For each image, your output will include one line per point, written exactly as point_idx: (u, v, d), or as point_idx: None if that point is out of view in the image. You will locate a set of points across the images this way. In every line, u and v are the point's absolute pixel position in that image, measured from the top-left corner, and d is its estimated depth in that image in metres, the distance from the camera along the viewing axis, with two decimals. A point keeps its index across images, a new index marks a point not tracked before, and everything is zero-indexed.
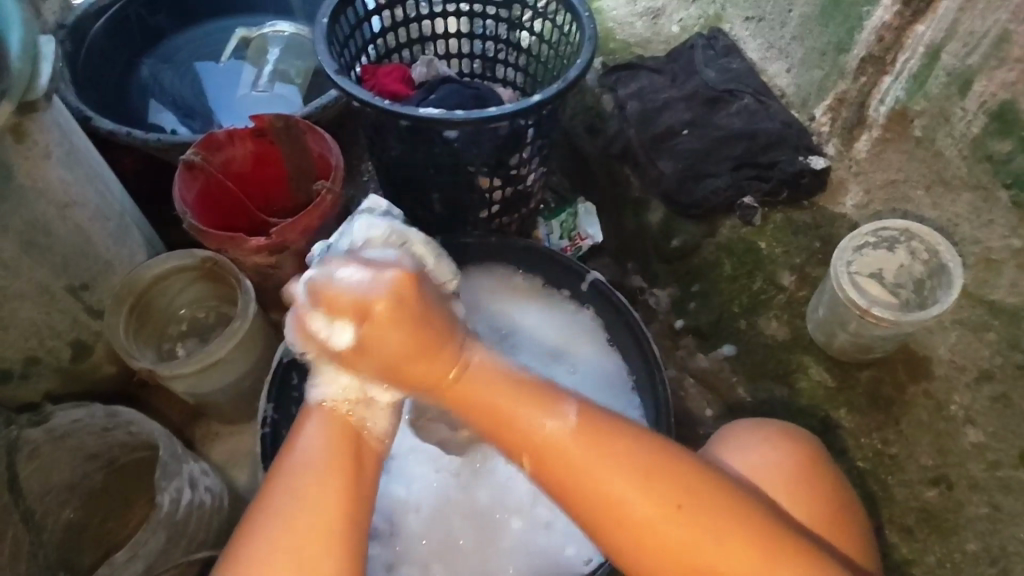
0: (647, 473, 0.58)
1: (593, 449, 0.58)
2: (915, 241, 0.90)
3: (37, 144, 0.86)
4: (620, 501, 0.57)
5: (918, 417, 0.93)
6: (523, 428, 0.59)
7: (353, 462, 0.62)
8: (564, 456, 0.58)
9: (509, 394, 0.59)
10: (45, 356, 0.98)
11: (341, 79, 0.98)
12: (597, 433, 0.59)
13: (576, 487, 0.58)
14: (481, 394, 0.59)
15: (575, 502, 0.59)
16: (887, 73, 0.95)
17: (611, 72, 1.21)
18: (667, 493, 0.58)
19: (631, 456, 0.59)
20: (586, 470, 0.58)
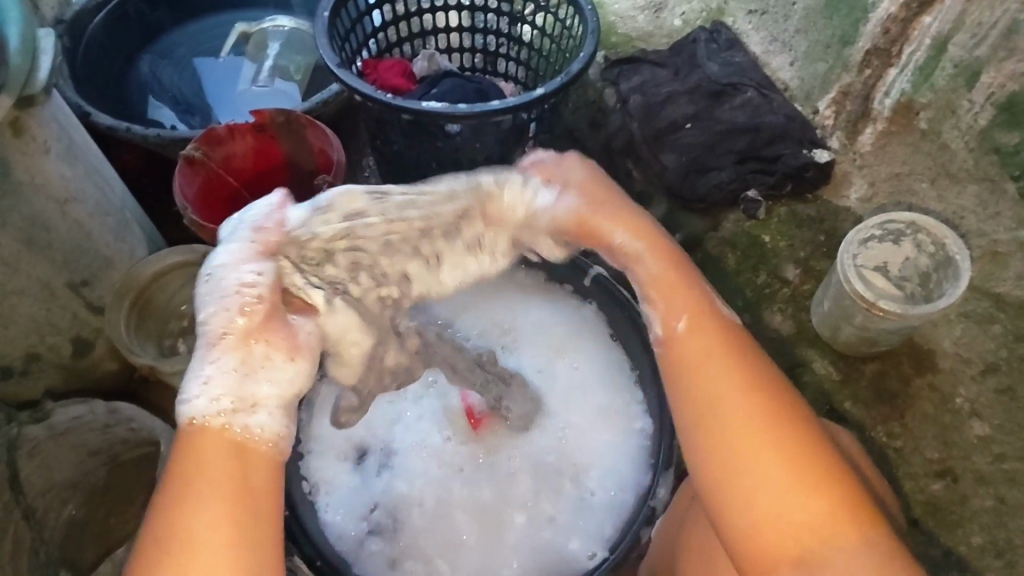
0: (762, 384, 0.58)
1: (716, 344, 0.61)
2: (921, 233, 0.90)
3: (35, 140, 0.85)
4: (734, 408, 0.57)
5: (923, 410, 0.93)
6: (681, 303, 0.64)
7: (239, 475, 0.54)
8: (686, 340, 0.62)
9: (682, 278, 0.66)
10: (46, 353, 0.97)
11: (344, 74, 0.97)
12: (712, 342, 0.61)
13: (694, 369, 0.60)
14: (647, 269, 0.66)
15: (681, 385, 0.60)
16: (893, 66, 0.95)
17: (614, 66, 1.20)
18: (775, 404, 0.57)
19: (743, 374, 0.59)
20: (705, 360, 0.60)
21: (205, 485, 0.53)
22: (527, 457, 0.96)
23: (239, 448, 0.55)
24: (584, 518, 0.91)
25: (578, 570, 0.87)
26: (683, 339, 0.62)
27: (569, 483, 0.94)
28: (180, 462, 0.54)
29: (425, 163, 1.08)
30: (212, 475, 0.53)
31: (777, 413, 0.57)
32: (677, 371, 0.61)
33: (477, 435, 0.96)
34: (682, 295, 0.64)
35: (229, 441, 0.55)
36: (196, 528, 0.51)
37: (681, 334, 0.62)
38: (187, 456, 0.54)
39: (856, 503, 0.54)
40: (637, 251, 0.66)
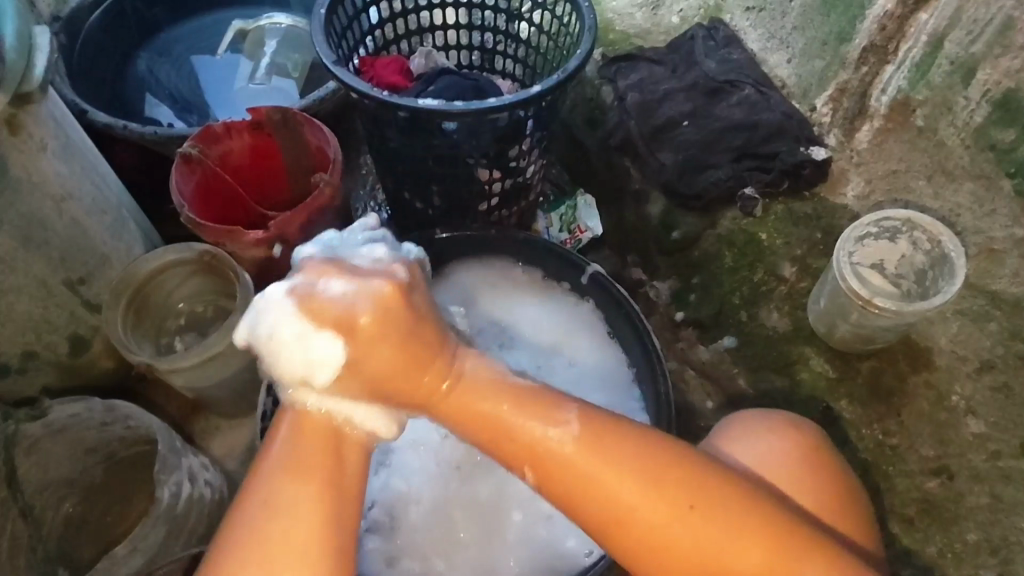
0: (653, 477, 0.57)
1: (597, 454, 0.57)
2: (917, 231, 0.90)
3: (32, 137, 0.85)
4: (633, 512, 0.56)
5: (919, 408, 0.93)
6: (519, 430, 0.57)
7: (331, 461, 0.58)
8: (568, 467, 0.57)
9: (512, 401, 0.58)
10: (42, 351, 0.97)
11: (340, 71, 0.97)
12: (596, 437, 0.58)
13: (586, 493, 0.57)
14: (475, 410, 0.59)
15: (575, 503, 0.58)
16: (889, 63, 0.95)
17: (611, 63, 1.20)
18: (682, 486, 0.57)
19: (640, 462, 0.57)
20: (596, 480, 0.57)
21: (304, 474, 0.57)
22: None
23: (332, 439, 0.59)
24: None
25: (575, 568, 0.88)
26: (572, 451, 0.57)
27: None
28: (290, 446, 0.58)
29: (421, 160, 1.08)
30: (315, 471, 0.57)
31: (680, 500, 0.56)
32: (573, 488, 0.57)
33: None
34: (537, 399, 0.59)
35: (327, 429, 0.59)
36: (288, 517, 0.55)
37: (567, 455, 0.57)
38: (290, 444, 0.58)
39: (781, 537, 0.57)
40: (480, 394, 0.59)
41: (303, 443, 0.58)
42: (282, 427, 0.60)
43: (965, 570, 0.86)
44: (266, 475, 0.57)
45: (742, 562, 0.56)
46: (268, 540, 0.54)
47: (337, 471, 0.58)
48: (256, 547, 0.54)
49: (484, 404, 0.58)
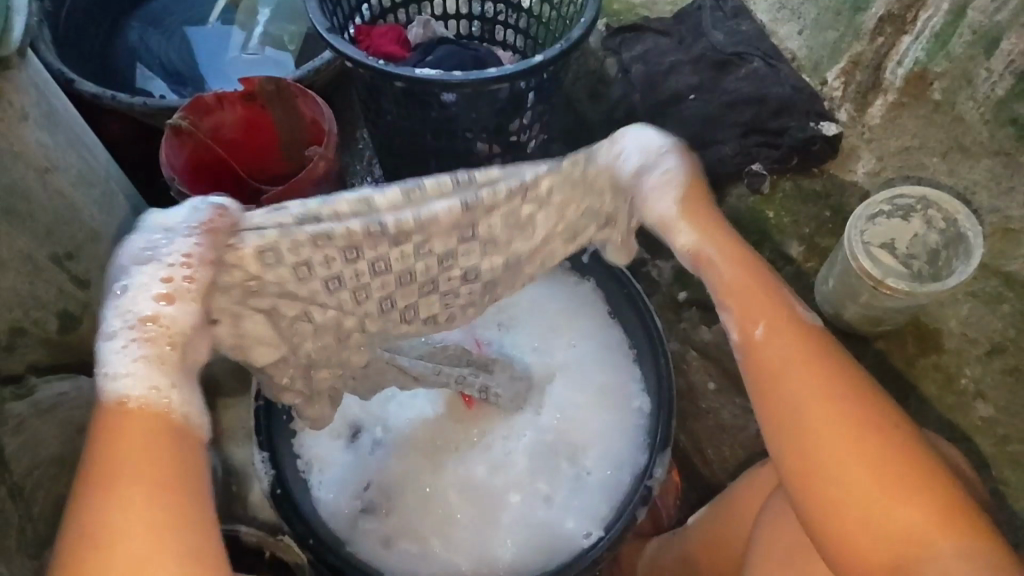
0: (857, 395, 0.57)
1: (802, 349, 0.58)
2: (932, 209, 0.87)
3: (13, 105, 0.81)
4: (820, 420, 0.56)
5: (927, 392, 0.90)
6: (773, 305, 0.60)
7: (169, 446, 0.50)
8: (773, 347, 0.59)
9: (759, 280, 0.61)
10: (30, 327, 0.94)
11: (332, 38, 0.93)
12: (821, 344, 0.59)
13: (778, 378, 0.58)
14: (729, 280, 0.61)
15: (772, 388, 0.58)
16: (906, 34, 0.92)
17: (615, 34, 1.16)
18: (877, 420, 0.56)
19: (839, 384, 0.57)
20: (787, 370, 0.58)
21: (126, 473, 0.48)
22: (537, 434, 0.95)
23: (151, 426, 0.50)
24: (581, 496, 0.91)
25: (573, 548, 0.86)
26: (775, 343, 0.59)
27: (566, 461, 0.93)
28: (100, 450, 0.49)
29: (418, 132, 1.04)
30: (139, 472, 0.48)
31: (871, 419, 0.56)
32: (757, 373, 0.59)
33: (470, 414, 0.94)
34: (765, 299, 0.60)
35: (151, 419, 0.50)
36: (114, 509, 0.47)
37: (767, 343, 0.59)
38: (106, 448, 0.49)
39: (959, 506, 0.54)
40: (727, 269, 0.61)
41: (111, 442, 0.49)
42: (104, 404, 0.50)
43: None
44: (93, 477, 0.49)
45: (906, 506, 0.54)
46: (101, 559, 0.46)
47: (160, 464, 0.49)
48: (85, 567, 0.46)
49: (719, 275, 0.61)
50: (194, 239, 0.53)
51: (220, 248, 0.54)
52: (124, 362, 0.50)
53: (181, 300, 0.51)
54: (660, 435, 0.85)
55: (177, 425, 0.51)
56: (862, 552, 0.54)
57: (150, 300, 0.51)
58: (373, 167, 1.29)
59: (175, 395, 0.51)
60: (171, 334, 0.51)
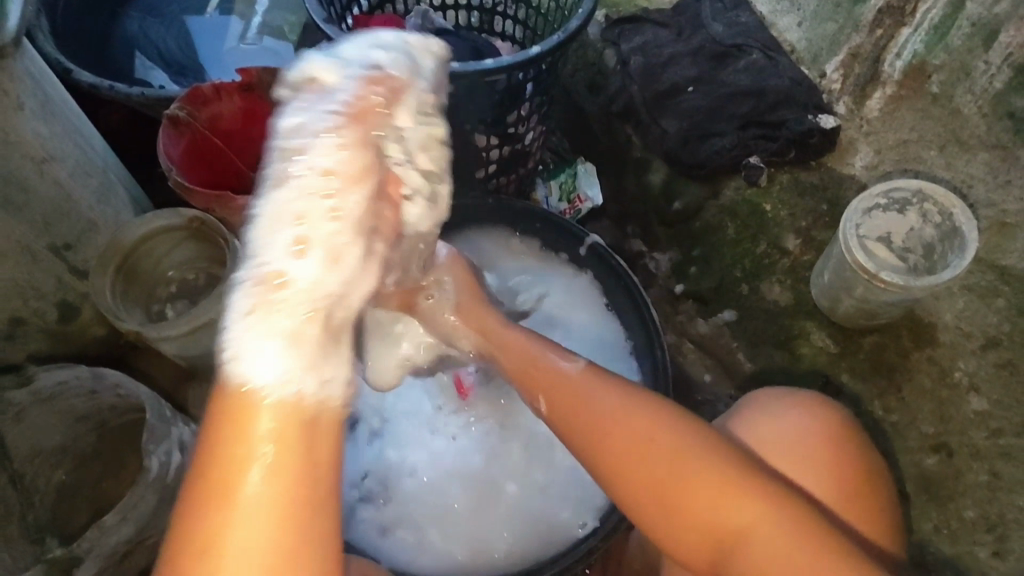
0: (636, 414, 0.63)
1: (575, 393, 0.66)
2: (927, 203, 0.87)
3: (7, 95, 0.80)
4: (620, 441, 0.62)
5: (921, 383, 0.92)
6: (544, 366, 0.69)
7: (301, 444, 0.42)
8: (556, 398, 0.67)
9: (530, 351, 0.72)
10: (30, 317, 0.96)
11: (328, 29, 0.93)
12: (601, 378, 0.67)
13: (571, 426, 0.65)
14: (520, 354, 0.72)
15: (574, 437, 0.65)
16: (905, 25, 0.91)
17: (615, 25, 1.16)
18: (659, 425, 0.62)
19: (624, 407, 0.64)
20: (575, 419, 0.65)
21: (254, 477, 0.40)
22: (519, 432, 0.95)
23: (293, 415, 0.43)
24: (577, 487, 0.91)
25: (569, 539, 0.87)
26: (569, 388, 0.66)
27: (562, 452, 0.94)
28: (216, 442, 0.41)
29: None
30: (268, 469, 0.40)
31: (653, 430, 0.62)
32: (562, 423, 0.66)
33: (467, 407, 0.97)
34: (543, 359, 0.70)
35: (286, 419, 0.43)
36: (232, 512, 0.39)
37: (548, 400, 0.67)
38: (223, 433, 0.41)
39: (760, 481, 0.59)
40: (503, 347, 0.73)
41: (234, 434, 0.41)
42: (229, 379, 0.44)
43: (961, 546, 0.86)
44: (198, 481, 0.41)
45: (706, 493, 0.59)
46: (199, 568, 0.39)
47: (295, 459, 0.42)
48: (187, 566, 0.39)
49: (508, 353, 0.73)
50: (330, 122, 0.48)
51: (369, 148, 0.49)
52: (249, 320, 0.46)
53: (340, 195, 0.48)
54: None
55: (313, 418, 0.44)
56: (693, 548, 0.60)
57: (284, 252, 0.47)
58: None
59: (321, 386, 0.46)
60: (329, 279, 0.48)
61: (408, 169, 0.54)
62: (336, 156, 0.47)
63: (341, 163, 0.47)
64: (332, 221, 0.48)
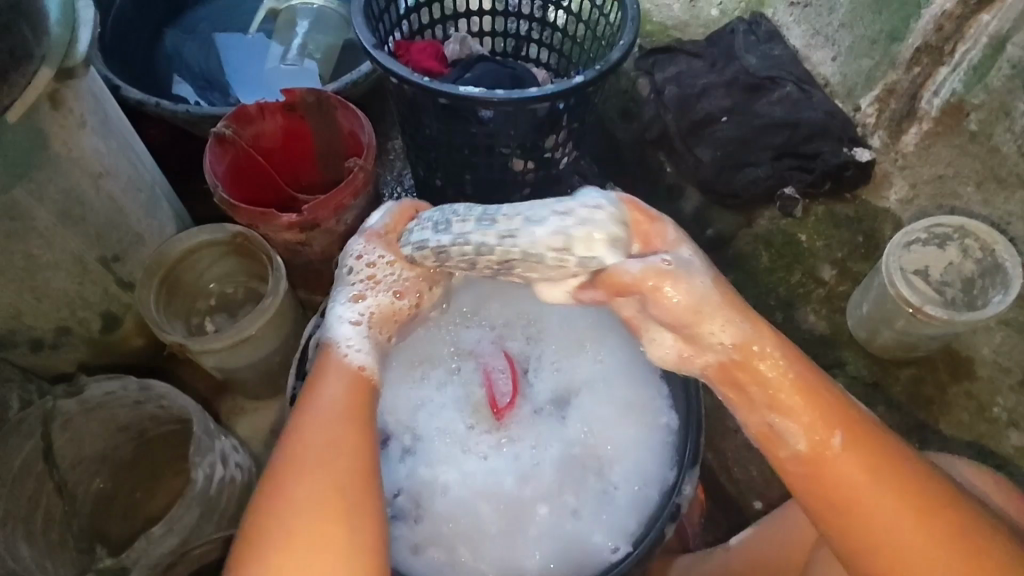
0: (931, 501, 0.56)
1: (869, 461, 0.58)
2: (968, 238, 0.88)
3: (72, 113, 0.84)
4: (906, 535, 0.56)
5: (959, 417, 0.91)
6: (828, 409, 0.60)
7: (360, 410, 0.65)
8: (845, 461, 0.58)
9: (820, 390, 0.61)
10: (75, 327, 0.97)
11: (380, 55, 0.96)
12: (888, 455, 0.58)
13: (857, 497, 0.57)
14: (811, 401, 0.60)
15: (846, 517, 0.58)
16: (944, 65, 0.93)
17: (648, 55, 1.18)
18: (954, 527, 0.56)
19: (915, 490, 0.57)
20: (863, 488, 0.57)
21: (327, 440, 0.60)
22: (553, 449, 0.96)
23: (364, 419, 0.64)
24: (608, 511, 0.92)
25: (601, 563, 0.87)
26: (845, 459, 0.58)
27: (593, 475, 0.94)
28: (300, 430, 0.61)
29: (456, 147, 1.07)
30: (335, 437, 0.61)
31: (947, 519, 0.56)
32: (826, 489, 0.59)
33: (500, 425, 0.98)
34: (821, 404, 0.60)
35: (356, 392, 0.66)
36: (313, 466, 0.59)
37: (842, 449, 0.58)
38: (309, 427, 0.61)
39: None
40: (774, 367, 0.61)
41: (329, 418, 0.62)
42: (329, 384, 0.66)
43: None
44: (301, 434, 0.61)
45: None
46: (287, 510, 0.56)
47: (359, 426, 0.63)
48: (275, 512, 0.56)
49: (773, 382, 0.61)
50: (385, 259, 0.74)
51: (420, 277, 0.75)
52: (348, 321, 0.72)
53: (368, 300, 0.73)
54: (689, 453, 0.89)
55: (362, 393, 0.66)
56: None
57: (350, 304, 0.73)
58: (405, 178, 1.31)
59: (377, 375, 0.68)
60: (356, 335, 0.71)
61: (408, 275, 0.75)
62: (378, 276, 0.74)
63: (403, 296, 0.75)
64: (370, 302, 0.73)
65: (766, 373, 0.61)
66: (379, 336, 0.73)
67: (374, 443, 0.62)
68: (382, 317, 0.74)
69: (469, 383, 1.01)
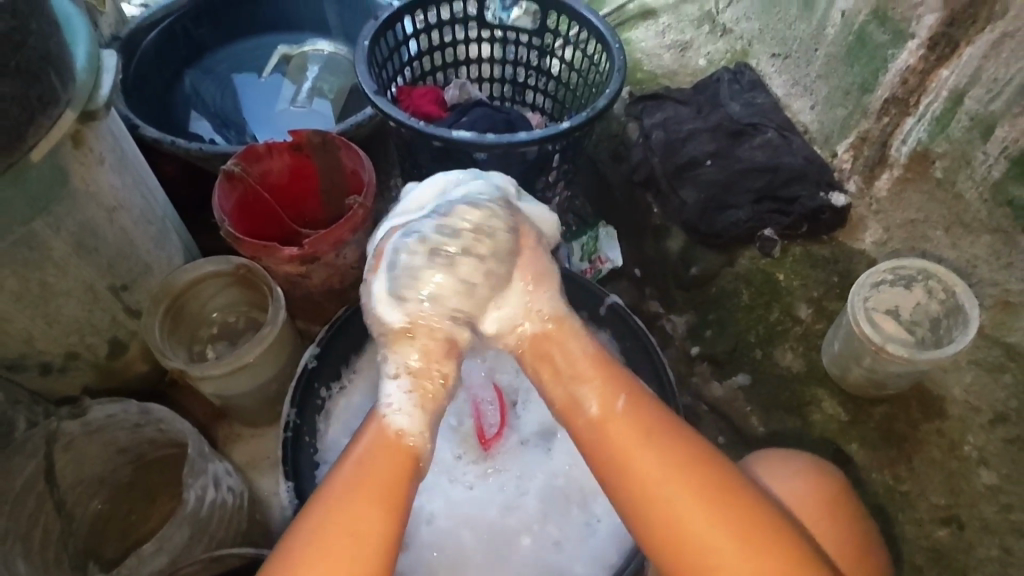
0: (689, 458, 0.64)
1: (640, 420, 0.66)
2: (932, 280, 0.91)
3: (92, 151, 0.91)
4: (664, 481, 0.62)
5: (930, 455, 0.94)
6: (607, 377, 0.69)
7: (394, 476, 0.64)
8: (619, 420, 0.66)
9: (608, 365, 0.70)
10: (84, 352, 1.02)
11: (379, 100, 1.03)
12: (646, 418, 0.66)
13: (626, 450, 0.65)
14: (587, 366, 0.70)
15: (620, 469, 0.64)
16: (910, 115, 0.97)
17: (638, 101, 1.24)
18: (709, 480, 0.62)
19: (674, 445, 0.64)
20: (635, 448, 0.65)
21: (349, 500, 0.62)
22: (538, 481, 0.99)
23: (391, 492, 0.63)
24: (590, 544, 0.93)
25: None
26: (616, 418, 0.66)
27: (576, 507, 0.96)
28: (331, 491, 0.63)
29: None
30: (366, 503, 0.62)
31: (703, 469, 0.63)
32: (603, 446, 0.66)
33: (487, 457, 1.01)
34: (605, 373, 0.69)
35: (396, 455, 0.65)
36: (331, 525, 0.60)
37: (624, 411, 0.67)
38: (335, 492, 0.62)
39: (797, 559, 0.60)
40: (580, 344, 0.72)
41: (357, 486, 0.63)
42: (358, 443, 0.66)
43: None
44: (330, 487, 0.63)
45: (726, 534, 0.60)
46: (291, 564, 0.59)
47: (387, 488, 0.63)
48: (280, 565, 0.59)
49: (566, 357, 0.71)
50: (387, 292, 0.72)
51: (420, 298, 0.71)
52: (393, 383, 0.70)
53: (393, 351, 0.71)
54: None
55: (397, 453, 0.66)
56: None
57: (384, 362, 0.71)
58: None
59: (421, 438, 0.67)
60: (390, 386, 0.69)
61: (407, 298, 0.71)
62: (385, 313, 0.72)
63: (418, 322, 0.71)
64: (401, 351, 0.70)
65: (569, 345, 0.72)
66: (426, 387, 0.70)
67: (399, 512, 0.63)
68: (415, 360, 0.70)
69: (457, 415, 1.03)
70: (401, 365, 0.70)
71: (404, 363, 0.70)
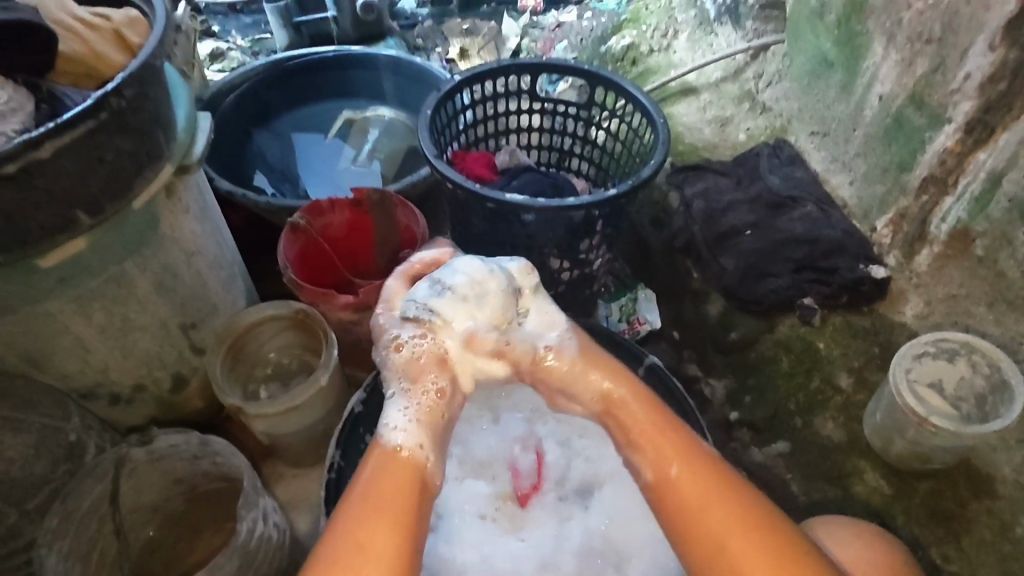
0: (756, 512, 0.66)
1: (706, 483, 0.68)
2: (976, 354, 0.92)
3: (180, 201, 1.00)
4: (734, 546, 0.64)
5: (980, 536, 0.91)
6: (669, 437, 0.72)
7: (406, 488, 0.68)
8: (684, 483, 0.69)
9: (665, 425, 0.73)
10: (149, 385, 1.08)
11: (438, 163, 1.11)
12: (710, 479, 0.68)
13: (694, 512, 0.67)
14: (650, 426, 0.73)
15: (692, 532, 0.67)
16: (949, 194, 1.00)
17: (679, 171, 1.30)
18: (779, 545, 0.64)
19: (742, 508, 0.66)
20: (704, 502, 0.67)
21: (367, 508, 0.65)
22: (572, 541, 0.99)
23: (403, 509, 0.66)
24: None
25: None
26: (681, 480, 0.69)
27: (611, 569, 0.96)
28: (355, 501, 0.66)
29: (499, 245, 1.19)
30: (381, 513, 0.65)
31: (770, 530, 0.65)
32: (673, 508, 0.68)
33: (523, 514, 1.02)
34: (670, 436, 0.72)
35: (406, 469, 0.69)
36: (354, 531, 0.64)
37: (685, 472, 0.69)
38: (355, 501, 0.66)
39: None
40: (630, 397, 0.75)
41: (376, 505, 0.65)
42: (370, 459, 0.70)
43: None
44: (354, 498, 0.67)
45: None
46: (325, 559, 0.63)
47: (400, 501, 0.67)
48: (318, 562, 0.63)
49: (631, 420, 0.74)
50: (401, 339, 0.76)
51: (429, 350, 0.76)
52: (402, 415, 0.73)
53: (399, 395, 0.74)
54: None
55: (408, 466, 0.70)
56: None
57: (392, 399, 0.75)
58: None
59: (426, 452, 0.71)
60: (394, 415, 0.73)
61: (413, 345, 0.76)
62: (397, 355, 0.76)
63: (421, 372, 0.75)
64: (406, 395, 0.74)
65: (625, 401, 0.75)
66: (428, 416, 0.73)
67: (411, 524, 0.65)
68: (419, 402, 0.74)
69: (495, 471, 1.05)
70: (408, 400, 0.74)
71: (410, 399, 0.74)
